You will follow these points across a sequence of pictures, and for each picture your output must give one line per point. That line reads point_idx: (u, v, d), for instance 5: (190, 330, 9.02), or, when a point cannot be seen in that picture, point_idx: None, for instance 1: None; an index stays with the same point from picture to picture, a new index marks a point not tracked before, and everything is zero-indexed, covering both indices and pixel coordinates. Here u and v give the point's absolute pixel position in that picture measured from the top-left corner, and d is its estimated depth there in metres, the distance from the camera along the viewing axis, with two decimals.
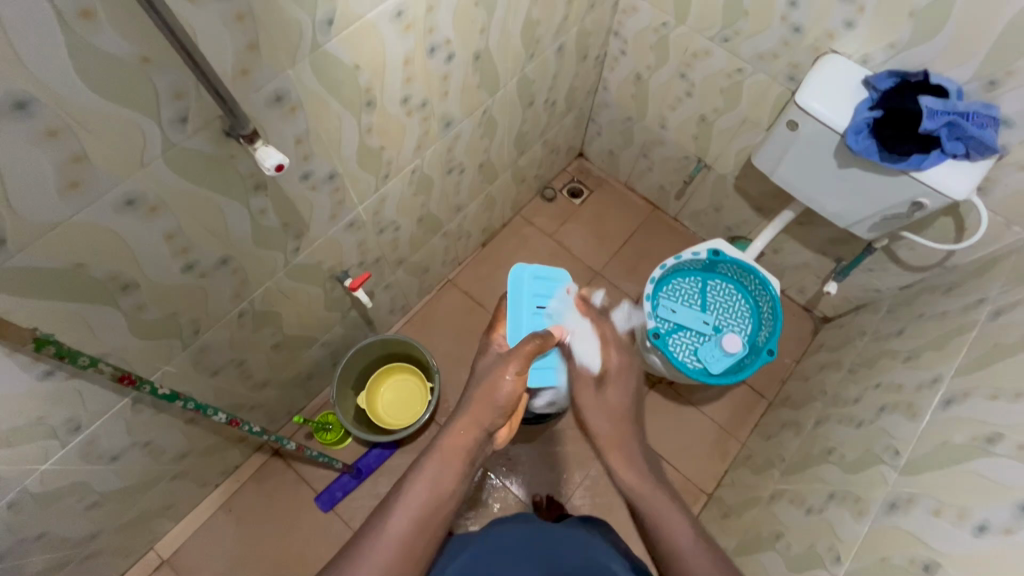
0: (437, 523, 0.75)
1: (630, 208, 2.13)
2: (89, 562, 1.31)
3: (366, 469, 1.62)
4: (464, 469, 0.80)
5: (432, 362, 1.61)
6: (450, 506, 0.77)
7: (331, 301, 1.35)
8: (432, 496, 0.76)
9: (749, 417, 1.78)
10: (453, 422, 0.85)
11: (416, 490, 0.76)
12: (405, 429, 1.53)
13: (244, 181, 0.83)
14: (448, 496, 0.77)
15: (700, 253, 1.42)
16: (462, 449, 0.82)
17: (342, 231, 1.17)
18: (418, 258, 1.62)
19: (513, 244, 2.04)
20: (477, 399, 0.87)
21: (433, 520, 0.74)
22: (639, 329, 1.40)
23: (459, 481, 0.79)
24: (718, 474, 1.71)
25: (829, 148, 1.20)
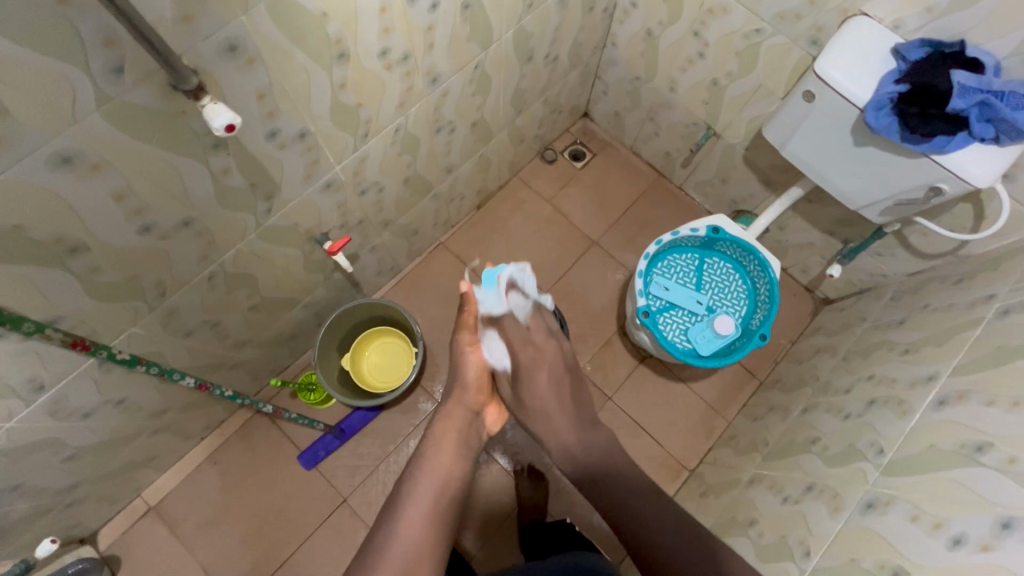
0: (446, 509, 0.82)
1: (633, 174, 2.03)
2: (74, 508, 1.34)
3: (349, 430, 1.63)
4: (459, 451, 0.91)
5: (417, 328, 1.58)
6: (455, 489, 0.86)
7: (311, 263, 1.30)
8: (438, 484, 0.84)
9: (738, 396, 1.76)
10: (440, 416, 0.97)
11: (425, 480, 0.84)
12: (388, 395, 1.52)
13: (200, 140, 0.77)
14: (453, 486, 0.86)
15: (699, 230, 1.35)
16: (453, 436, 0.93)
17: (318, 192, 1.10)
18: (406, 221, 1.56)
19: (509, 208, 1.96)
20: (460, 397, 1.01)
21: (442, 502, 0.82)
22: (628, 306, 1.35)
23: (461, 470, 0.88)
24: (701, 451, 1.70)
25: (847, 123, 1.10)
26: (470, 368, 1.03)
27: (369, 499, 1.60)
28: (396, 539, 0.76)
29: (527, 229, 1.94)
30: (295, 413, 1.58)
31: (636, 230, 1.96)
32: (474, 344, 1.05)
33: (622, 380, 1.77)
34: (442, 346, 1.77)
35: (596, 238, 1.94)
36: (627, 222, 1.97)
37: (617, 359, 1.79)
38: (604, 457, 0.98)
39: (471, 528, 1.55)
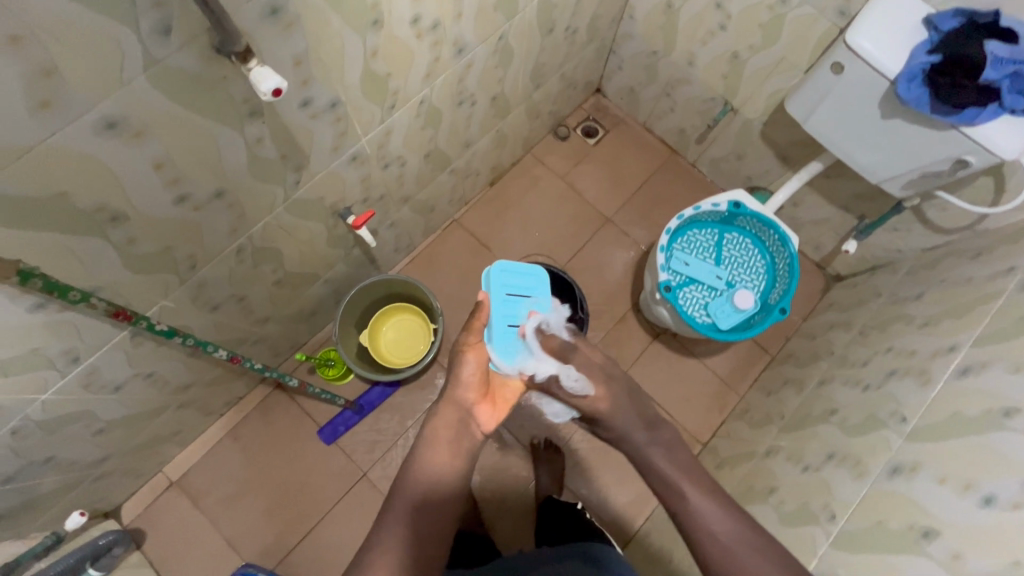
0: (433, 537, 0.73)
1: (646, 151, 2.03)
2: (100, 482, 1.35)
3: (368, 405, 1.65)
4: (451, 463, 0.80)
5: (436, 304, 1.58)
6: (445, 511, 0.77)
7: (334, 238, 1.30)
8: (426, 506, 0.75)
9: (750, 371, 1.79)
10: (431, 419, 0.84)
11: (410, 496, 0.76)
12: (409, 369, 1.54)
13: (238, 107, 0.76)
14: (442, 506, 0.77)
15: (720, 206, 1.36)
16: (444, 445, 0.81)
17: (344, 164, 1.09)
18: (424, 197, 1.55)
19: (523, 185, 1.95)
20: (453, 393, 0.86)
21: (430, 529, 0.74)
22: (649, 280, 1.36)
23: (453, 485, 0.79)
24: (714, 425, 1.73)
25: (875, 95, 1.10)
26: (468, 364, 0.87)
27: (388, 473, 1.62)
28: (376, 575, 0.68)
29: (541, 206, 1.93)
30: (315, 389, 1.59)
31: (650, 207, 1.96)
32: (474, 341, 0.88)
33: (636, 356, 1.79)
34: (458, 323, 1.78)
35: (610, 215, 1.94)
36: (640, 199, 1.97)
37: (631, 335, 1.81)
38: (652, 463, 0.85)
39: (490, 501, 1.58)
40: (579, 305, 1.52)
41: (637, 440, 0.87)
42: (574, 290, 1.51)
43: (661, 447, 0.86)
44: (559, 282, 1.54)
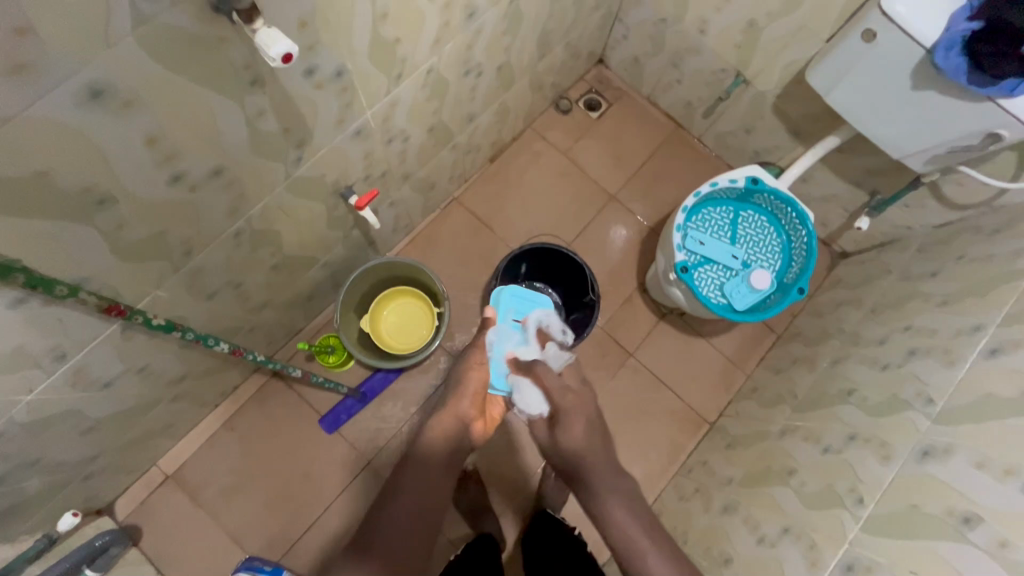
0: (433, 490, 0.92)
1: (650, 125, 1.96)
2: (91, 480, 1.29)
3: (371, 392, 1.60)
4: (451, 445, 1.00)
5: (441, 288, 1.52)
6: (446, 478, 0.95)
7: (333, 219, 1.22)
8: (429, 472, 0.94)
9: (756, 350, 1.78)
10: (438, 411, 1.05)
11: (416, 461, 0.96)
12: (414, 355, 1.47)
13: (238, 74, 0.67)
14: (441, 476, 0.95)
15: (737, 182, 1.31)
16: (445, 430, 1.01)
17: (347, 140, 1.01)
18: (425, 175, 1.47)
19: (524, 161, 1.88)
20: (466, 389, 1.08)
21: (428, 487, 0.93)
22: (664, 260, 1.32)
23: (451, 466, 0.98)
24: (721, 404, 1.72)
25: (908, 66, 1.06)
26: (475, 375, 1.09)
27: (393, 461, 1.58)
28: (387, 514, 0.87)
29: (543, 184, 1.86)
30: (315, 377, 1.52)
31: (654, 184, 1.90)
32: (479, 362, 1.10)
33: (642, 336, 1.76)
34: (460, 306, 1.72)
35: (614, 193, 1.88)
36: (645, 175, 1.91)
37: (637, 316, 1.77)
38: (615, 504, 0.94)
39: None
40: (592, 287, 1.54)
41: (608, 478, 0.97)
42: (587, 272, 1.53)
43: (624, 493, 0.96)
44: (572, 264, 1.56)
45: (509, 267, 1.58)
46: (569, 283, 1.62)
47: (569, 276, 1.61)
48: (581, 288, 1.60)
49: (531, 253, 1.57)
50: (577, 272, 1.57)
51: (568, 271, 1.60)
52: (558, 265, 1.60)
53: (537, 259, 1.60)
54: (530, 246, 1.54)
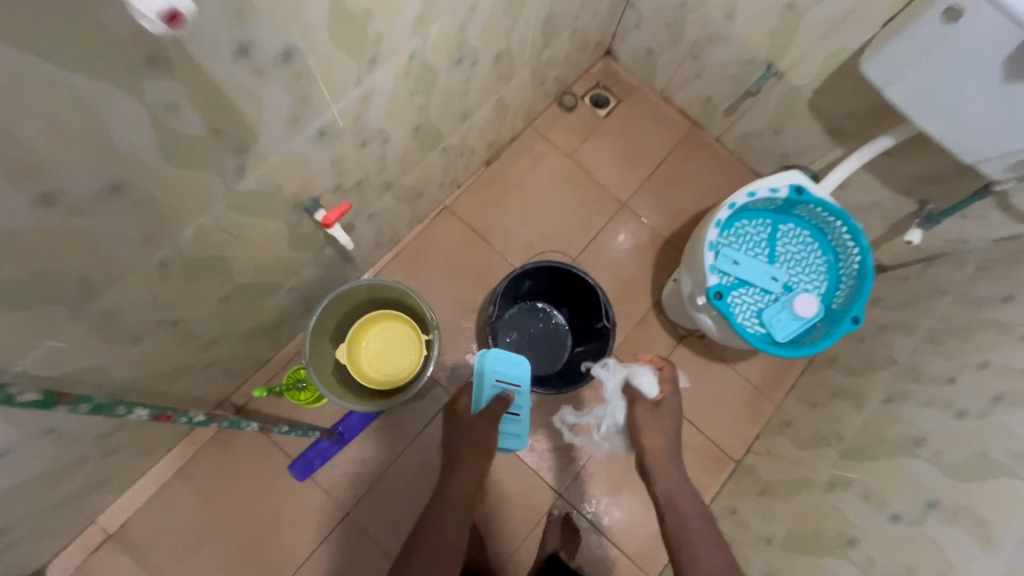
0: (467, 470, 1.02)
1: (663, 124, 1.77)
2: (8, 551, 1.07)
3: (349, 433, 1.36)
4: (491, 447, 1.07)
5: (430, 316, 1.30)
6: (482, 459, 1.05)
7: (298, 237, 1.01)
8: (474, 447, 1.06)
9: (784, 377, 1.59)
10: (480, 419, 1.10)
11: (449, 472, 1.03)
12: (401, 394, 1.27)
13: (123, 50, 0.47)
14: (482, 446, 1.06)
15: (778, 191, 1.11)
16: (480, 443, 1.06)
17: (308, 143, 0.80)
18: (411, 182, 1.27)
19: (524, 164, 1.67)
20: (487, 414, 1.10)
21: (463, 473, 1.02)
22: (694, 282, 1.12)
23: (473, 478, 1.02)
24: (747, 439, 1.53)
25: (998, 53, 0.87)
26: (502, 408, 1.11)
27: (376, 512, 1.37)
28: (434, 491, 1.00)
29: (545, 190, 1.66)
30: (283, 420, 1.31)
31: (669, 190, 1.71)
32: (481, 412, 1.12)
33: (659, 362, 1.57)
34: (452, 330, 1.51)
35: (625, 199, 1.68)
36: (658, 180, 1.72)
37: (653, 339, 1.58)
38: (673, 500, 0.92)
39: None
40: (605, 312, 1.32)
41: (678, 486, 0.94)
42: (599, 295, 1.32)
43: (684, 491, 0.94)
44: (581, 285, 1.36)
45: (508, 290, 1.38)
46: (578, 305, 1.41)
47: (577, 298, 1.40)
48: (592, 312, 1.39)
49: (534, 273, 1.37)
50: (587, 295, 1.37)
51: (577, 293, 1.39)
52: (565, 285, 1.39)
53: (541, 279, 1.39)
54: (533, 265, 1.34)
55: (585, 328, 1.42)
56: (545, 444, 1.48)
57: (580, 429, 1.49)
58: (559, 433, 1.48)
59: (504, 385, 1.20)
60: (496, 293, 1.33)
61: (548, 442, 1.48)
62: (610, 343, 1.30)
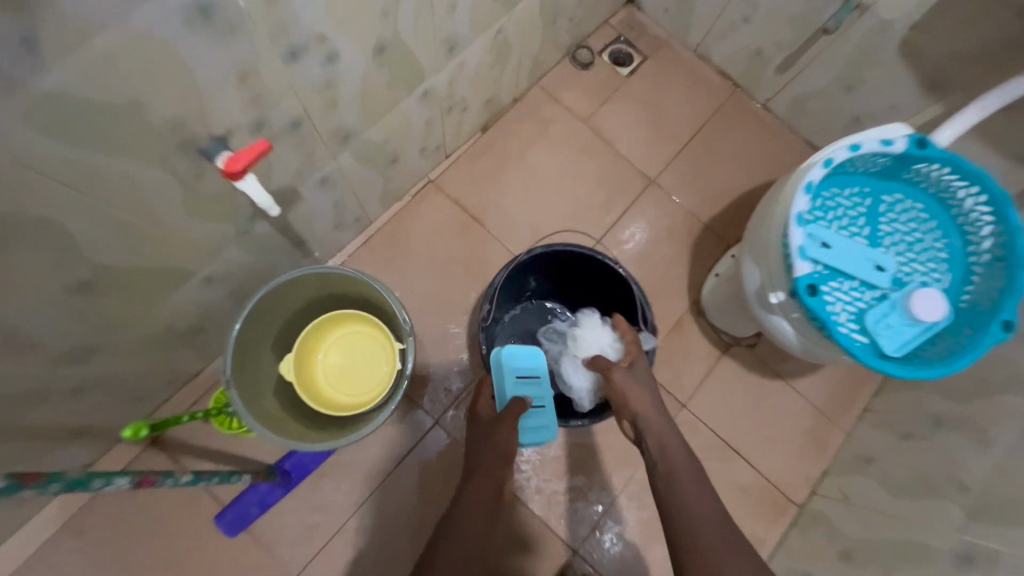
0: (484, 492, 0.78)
1: (699, 86, 1.45)
2: None
3: (298, 470, 1.06)
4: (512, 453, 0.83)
5: (404, 319, 0.96)
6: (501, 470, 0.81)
7: (201, 198, 0.69)
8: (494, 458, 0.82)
9: (855, 397, 1.26)
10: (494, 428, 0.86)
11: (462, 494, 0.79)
12: (361, 430, 0.90)
13: None
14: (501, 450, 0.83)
15: (892, 144, 0.79)
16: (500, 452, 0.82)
17: (177, 24, 0.48)
18: (379, 137, 0.95)
19: (529, 130, 1.36)
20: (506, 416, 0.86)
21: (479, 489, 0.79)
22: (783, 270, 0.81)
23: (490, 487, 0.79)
24: (810, 476, 1.21)
25: None
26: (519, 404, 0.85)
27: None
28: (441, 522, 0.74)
29: (555, 162, 1.34)
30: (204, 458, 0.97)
31: (708, 165, 1.39)
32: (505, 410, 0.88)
33: (697, 377, 1.25)
34: (437, 336, 1.19)
35: (654, 175, 1.37)
36: (694, 153, 1.40)
37: (690, 349, 1.26)
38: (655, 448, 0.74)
39: None
40: (642, 312, 0.99)
41: (660, 428, 0.76)
42: (634, 290, 0.99)
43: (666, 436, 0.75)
44: (609, 276, 1.02)
45: (509, 282, 1.05)
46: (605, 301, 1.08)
47: (604, 291, 1.06)
48: (625, 311, 1.05)
49: (546, 259, 1.03)
50: (618, 288, 1.03)
51: (603, 285, 1.05)
52: (587, 276, 1.05)
53: (555, 268, 1.05)
54: (546, 249, 0.99)
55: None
56: (554, 483, 1.15)
57: (597, 463, 1.17)
58: (572, 468, 1.16)
59: (525, 381, 0.99)
60: (495, 287, 0.99)
61: (559, 481, 1.16)
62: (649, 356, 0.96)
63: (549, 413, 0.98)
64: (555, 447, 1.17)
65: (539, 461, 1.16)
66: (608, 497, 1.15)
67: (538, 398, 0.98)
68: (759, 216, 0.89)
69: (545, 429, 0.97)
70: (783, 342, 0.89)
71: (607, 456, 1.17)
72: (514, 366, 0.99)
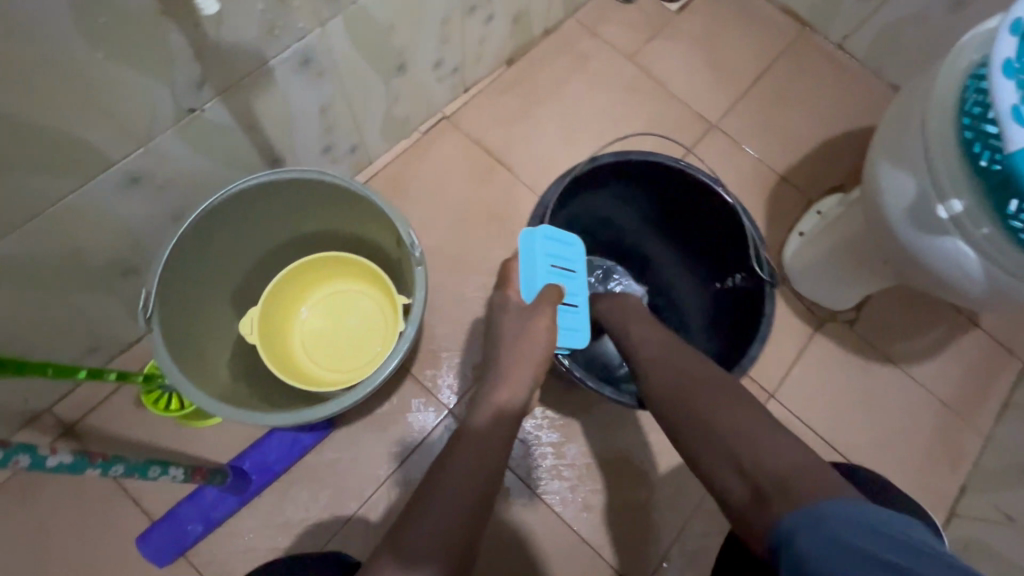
0: None
1: (764, 21, 1.21)
2: None
3: (258, 471, 0.78)
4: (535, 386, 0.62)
5: (416, 255, 0.64)
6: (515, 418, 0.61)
7: (107, 11, 0.45)
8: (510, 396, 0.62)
9: (991, 391, 0.98)
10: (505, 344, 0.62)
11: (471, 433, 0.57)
12: (346, 396, 0.61)
13: None
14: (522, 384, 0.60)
15: None
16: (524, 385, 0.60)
17: None
18: (380, 15, 0.71)
19: (564, 65, 1.12)
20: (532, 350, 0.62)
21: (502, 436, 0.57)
22: (962, 152, 0.57)
23: None
24: (941, 492, 0.93)
25: None
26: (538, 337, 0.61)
27: None
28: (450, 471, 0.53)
29: (596, 103, 1.10)
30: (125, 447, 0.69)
31: (779, 109, 1.14)
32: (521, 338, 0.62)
33: (785, 360, 0.97)
34: (452, 302, 0.93)
35: (715, 120, 1.12)
36: (763, 95, 1.15)
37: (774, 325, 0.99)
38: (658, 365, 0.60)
39: None
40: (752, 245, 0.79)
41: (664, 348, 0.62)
42: (732, 211, 0.80)
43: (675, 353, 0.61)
44: (696, 199, 0.83)
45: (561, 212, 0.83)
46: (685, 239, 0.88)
47: (686, 228, 0.87)
48: (715, 248, 0.85)
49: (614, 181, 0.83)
50: (706, 216, 0.84)
51: (684, 217, 0.86)
52: (663, 210, 0.87)
53: (624, 198, 0.87)
54: (615, 159, 0.80)
55: (700, 278, 0.89)
56: (607, 495, 0.86)
57: (663, 470, 0.88)
58: (630, 476, 0.87)
59: (560, 271, 0.72)
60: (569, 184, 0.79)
61: (613, 492, 0.87)
62: (767, 290, 0.77)
63: (582, 315, 0.74)
64: (608, 447, 0.88)
65: (586, 465, 0.87)
66: (679, 515, 0.86)
67: (569, 294, 0.73)
68: (909, 103, 0.64)
69: (577, 336, 0.73)
70: (957, 273, 0.62)
71: (675, 459, 0.88)
72: (549, 246, 0.72)
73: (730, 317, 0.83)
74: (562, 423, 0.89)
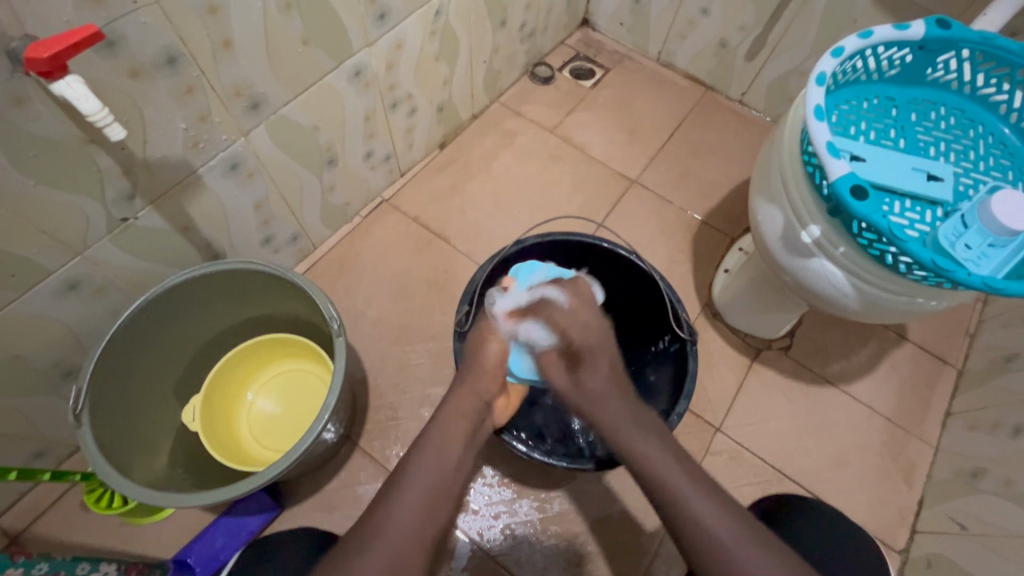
0: None
1: (670, 89, 1.35)
2: None
3: (202, 561, 0.77)
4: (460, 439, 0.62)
5: (334, 326, 0.70)
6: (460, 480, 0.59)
7: (37, 144, 0.53)
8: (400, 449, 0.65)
9: (933, 401, 1.00)
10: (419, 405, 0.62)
11: None
12: (269, 468, 0.64)
13: None
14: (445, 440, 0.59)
15: (909, 29, 0.65)
16: (444, 439, 0.60)
17: None
18: (303, 120, 0.80)
19: (490, 144, 1.23)
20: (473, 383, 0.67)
21: None
22: (805, 182, 0.65)
23: None
24: (899, 509, 0.93)
25: None
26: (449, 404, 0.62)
27: None
28: (369, 524, 0.51)
29: (523, 172, 1.20)
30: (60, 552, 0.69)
31: (692, 161, 1.25)
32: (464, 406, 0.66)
33: (726, 392, 1.00)
34: (397, 370, 0.96)
35: (635, 178, 1.22)
36: (676, 151, 1.26)
37: (714, 359, 1.03)
38: None
39: None
40: (674, 311, 0.81)
41: None
42: (658, 283, 0.83)
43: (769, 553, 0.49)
44: (624, 269, 0.86)
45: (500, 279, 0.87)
46: (612, 312, 0.93)
47: (624, 294, 0.90)
48: (651, 314, 0.87)
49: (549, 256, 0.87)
50: (640, 284, 0.86)
51: (620, 289, 0.90)
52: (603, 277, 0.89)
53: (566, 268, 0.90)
54: (564, 237, 0.85)
55: (641, 344, 0.90)
56: (564, 548, 0.86)
57: (617, 517, 0.88)
58: (586, 526, 0.87)
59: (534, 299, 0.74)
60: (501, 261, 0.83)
61: (569, 545, 0.86)
62: (691, 351, 0.78)
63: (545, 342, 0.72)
64: (561, 500, 0.89)
65: (540, 521, 0.87)
66: (639, 565, 0.85)
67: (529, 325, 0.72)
68: (768, 148, 0.72)
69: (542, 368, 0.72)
70: (834, 292, 0.68)
71: (631, 503, 0.89)
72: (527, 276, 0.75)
73: (668, 383, 0.83)
74: (514, 480, 0.90)
